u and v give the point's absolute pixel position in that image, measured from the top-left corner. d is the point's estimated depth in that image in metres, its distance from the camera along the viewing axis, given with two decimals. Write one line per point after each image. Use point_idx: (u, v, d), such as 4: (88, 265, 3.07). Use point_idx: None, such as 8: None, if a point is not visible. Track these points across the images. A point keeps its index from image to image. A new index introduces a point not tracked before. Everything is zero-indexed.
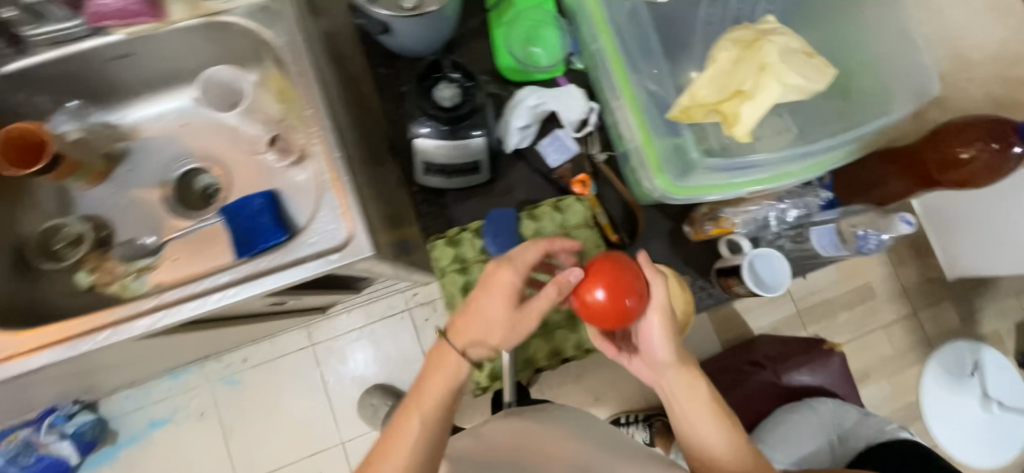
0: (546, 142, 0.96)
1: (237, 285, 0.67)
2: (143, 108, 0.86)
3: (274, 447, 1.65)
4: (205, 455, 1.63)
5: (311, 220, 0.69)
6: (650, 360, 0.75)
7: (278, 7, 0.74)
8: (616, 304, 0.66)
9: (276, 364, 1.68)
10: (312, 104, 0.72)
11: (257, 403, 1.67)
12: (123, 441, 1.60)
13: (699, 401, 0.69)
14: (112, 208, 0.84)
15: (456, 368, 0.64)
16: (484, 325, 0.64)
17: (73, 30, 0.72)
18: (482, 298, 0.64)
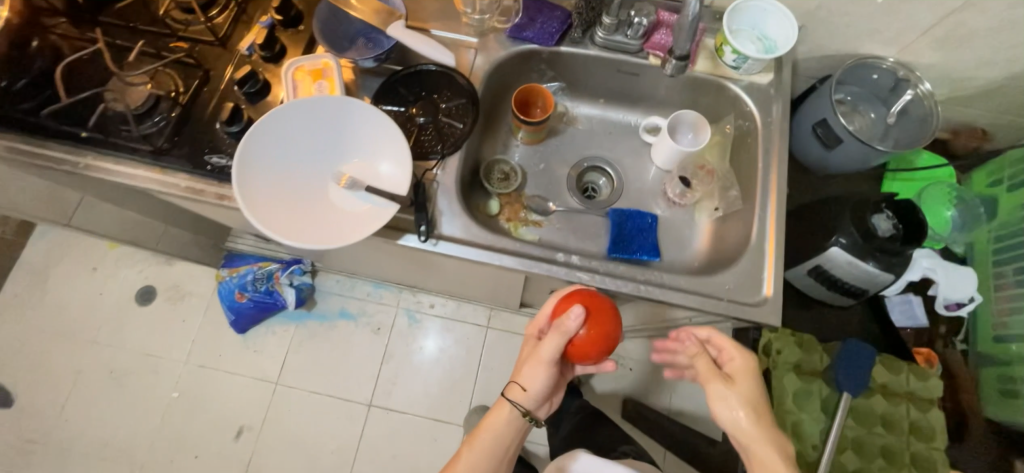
0: (899, 301, 0.96)
1: (659, 286, 0.77)
2: (590, 106, 1.05)
3: (412, 395, 1.70)
4: (360, 364, 1.73)
5: (735, 268, 0.78)
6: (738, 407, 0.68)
7: (772, 95, 0.88)
8: (590, 327, 0.72)
9: (454, 325, 1.77)
10: (768, 178, 0.85)
11: (420, 346, 1.75)
12: (314, 313, 1.76)
13: (749, 420, 0.66)
14: (532, 165, 1.03)
15: (507, 421, 0.79)
16: (532, 364, 0.78)
17: (628, 44, 0.89)
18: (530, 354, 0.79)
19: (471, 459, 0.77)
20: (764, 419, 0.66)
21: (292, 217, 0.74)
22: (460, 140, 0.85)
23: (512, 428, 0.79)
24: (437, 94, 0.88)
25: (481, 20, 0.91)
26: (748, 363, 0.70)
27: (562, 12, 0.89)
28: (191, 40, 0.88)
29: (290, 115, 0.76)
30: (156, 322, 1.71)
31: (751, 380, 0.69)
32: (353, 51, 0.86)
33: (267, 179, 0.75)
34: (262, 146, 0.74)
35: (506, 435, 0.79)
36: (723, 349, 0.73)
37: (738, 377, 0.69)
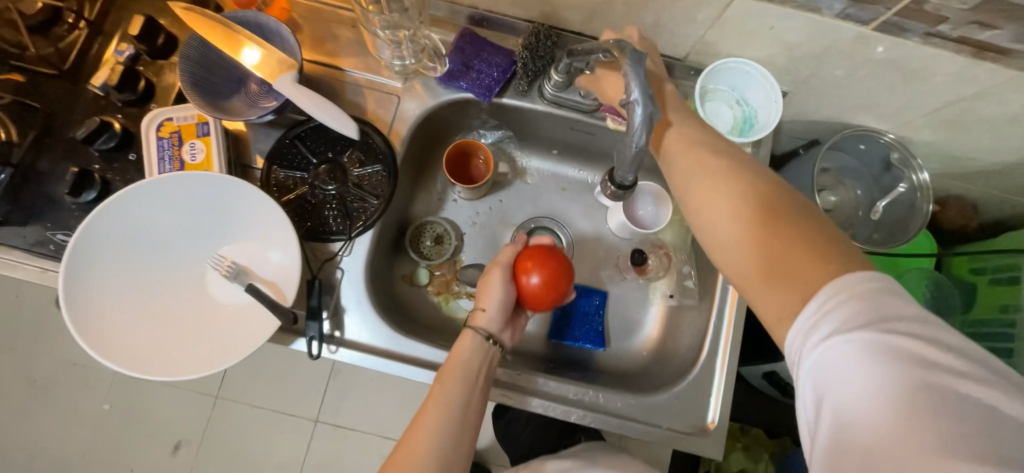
0: None
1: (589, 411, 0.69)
2: (542, 159, 0.90)
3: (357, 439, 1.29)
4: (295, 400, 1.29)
5: (676, 388, 0.70)
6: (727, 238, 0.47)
7: None
8: (548, 280, 0.66)
9: None
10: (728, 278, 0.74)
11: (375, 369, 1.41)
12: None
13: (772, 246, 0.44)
14: (470, 225, 0.89)
15: (468, 352, 0.65)
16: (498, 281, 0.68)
17: (581, 104, 0.74)
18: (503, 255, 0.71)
19: (427, 424, 0.57)
20: (747, 216, 0.46)
21: (159, 337, 0.61)
22: (371, 218, 0.71)
23: (478, 365, 0.64)
24: (346, 156, 0.72)
25: (403, 66, 0.73)
26: (702, 140, 0.54)
27: (505, 58, 0.73)
28: (28, 71, 0.69)
29: (132, 203, 0.61)
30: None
31: (743, 197, 0.47)
32: (240, 100, 0.69)
33: (118, 291, 0.61)
34: (102, 250, 0.60)
35: (468, 365, 0.63)
36: (705, 230, 0.50)
37: (719, 240, 0.48)
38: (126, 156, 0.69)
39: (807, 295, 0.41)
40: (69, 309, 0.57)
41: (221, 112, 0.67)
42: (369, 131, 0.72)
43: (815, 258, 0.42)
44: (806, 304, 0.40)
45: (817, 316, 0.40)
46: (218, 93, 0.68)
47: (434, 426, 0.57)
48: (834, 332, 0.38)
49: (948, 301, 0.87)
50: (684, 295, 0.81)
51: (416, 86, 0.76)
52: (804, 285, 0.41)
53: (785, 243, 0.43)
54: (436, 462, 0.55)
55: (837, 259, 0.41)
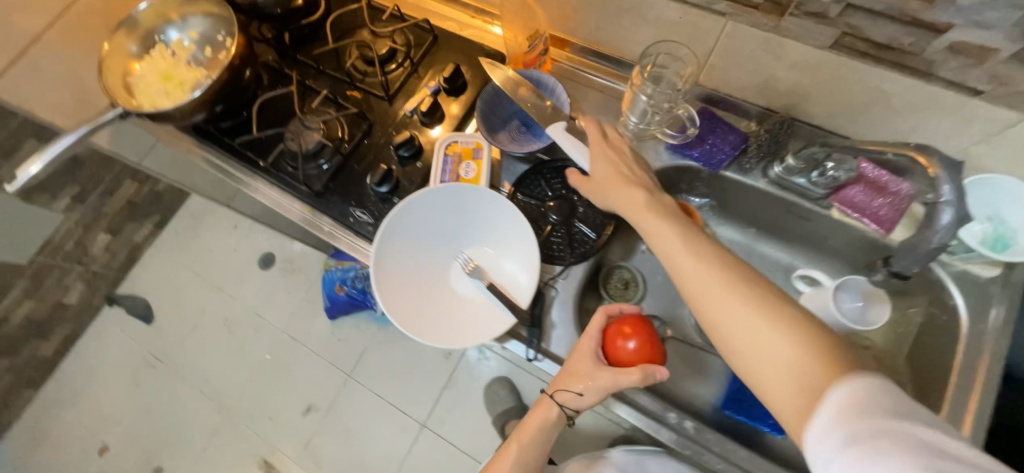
0: None
1: None
2: (737, 232, 0.93)
3: None
4: None
5: None
6: (762, 336, 0.51)
7: (995, 292, 0.70)
8: (632, 358, 0.67)
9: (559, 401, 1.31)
10: (964, 398, 0.66)
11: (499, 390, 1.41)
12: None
13: (783, 358, 0.49)
14: (653, 275, 0.94)
15: (546, 413, 0.73)
16: (582, 354, 0.69)
17: (806, 187, 0.77)
18: (577, 358, 0.70)
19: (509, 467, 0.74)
20: (790, 337, 0.49)
21: (458, 327, 0.76)
22: (589, 252, 0.80)
23: (543, 437, 0.75)
24: (577, 195, 0.84)
25: (642, 129, 0.83)
26: (762, 307, 0.52)
27: (738, 136, 0.80)
28: (365, 91, 0.94)
29: (386, 237, 0.76)
30: (264, 287, 1.69)
31: (786, 331, 0.50)
32: (506, 134, 0.87)
33: (406, 298, 0.76)
34: (386, 273, 0.76)
35: (545, 423, 0.74)
36: (759, 350, 0.51)
37: (764, 365, 0.50)
38: (415, 163, 0.88)
39: (785, 367, 0.49)
40: (376, 281, 0.74)
41: (494, 142, 0.85)
42: None
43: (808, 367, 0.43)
44: (788, 326, 0.50)
45: (804, 351, 0.48)
46: (492, 125, 0.86)
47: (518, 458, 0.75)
48: (830, 385, 0.44)
49: None
50: None
51: (647, 148, 0.86)
52: (786, 334, 0.50)
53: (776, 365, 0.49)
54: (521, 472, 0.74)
55: (788, 339, 0.50)
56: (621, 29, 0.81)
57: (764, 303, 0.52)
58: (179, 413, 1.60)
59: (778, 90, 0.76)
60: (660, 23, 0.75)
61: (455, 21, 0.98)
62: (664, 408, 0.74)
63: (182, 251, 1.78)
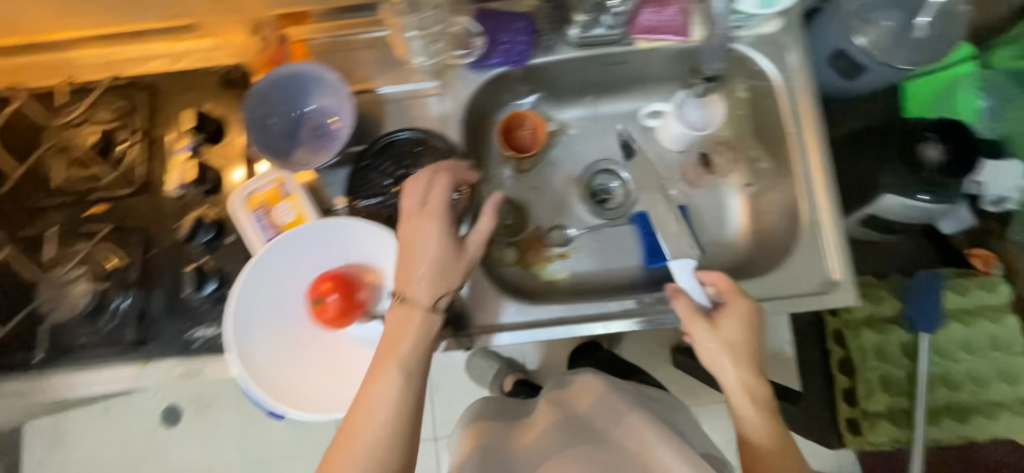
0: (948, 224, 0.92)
1: None
2: (577, 108, 0.91)
3: None
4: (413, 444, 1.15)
5: (789, 260, 0.73)
6: (721, 344, 0.65)
7: (786, 40, 0.77)
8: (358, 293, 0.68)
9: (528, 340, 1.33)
10: (804, 144, 0.76)
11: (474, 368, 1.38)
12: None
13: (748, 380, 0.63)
14: (531, 192, 0.91)
15: (407, 324, 0.58)
16: (432, 268, 0.59)
17: (609, 36, 0.76)
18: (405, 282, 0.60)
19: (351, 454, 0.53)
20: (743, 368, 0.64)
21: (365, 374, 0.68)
22: (461, 215, 0.74)
23: (422, 359, 0.58)
24: (416, 166, 0.75)
25: (433, 63, 0.75)
26: (738, 346, 0.64)
27: (525, 21, 0.75)
28: (108, 198, 0.72)
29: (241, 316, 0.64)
30: None
31: (734, 325, 0.65)
32: (305, 149, 0.72)
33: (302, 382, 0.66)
34: (263, 372, 0.64)
35: (415, 343, 0.58)
36: (711, 357, 0.66)
37: (735, 394, 0.64)
38: (224, 239, 0.72)
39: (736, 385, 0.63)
40: (254, 388, 0.63)
41: (297, 167, 0.70)
42: (427, 136, 0.76)
43: (761, 405, 0.63)
44: (752, 376, 0.64)
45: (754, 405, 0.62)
46: (280, 149, 0.71)
47: (393, 333, 0.58)
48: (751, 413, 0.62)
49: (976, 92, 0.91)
50: (762, 178, 0.83)
51: (451, 79, 0.78)
52: (756, 384, 0.64)
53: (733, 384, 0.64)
54: (386, 428, 0.54)
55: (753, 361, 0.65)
56: None
57: (736, 310, 0.66)
58: None
59: None
60: None
61: (162, 57, 0.77)
62: (607, 303, 0.77)
63: None
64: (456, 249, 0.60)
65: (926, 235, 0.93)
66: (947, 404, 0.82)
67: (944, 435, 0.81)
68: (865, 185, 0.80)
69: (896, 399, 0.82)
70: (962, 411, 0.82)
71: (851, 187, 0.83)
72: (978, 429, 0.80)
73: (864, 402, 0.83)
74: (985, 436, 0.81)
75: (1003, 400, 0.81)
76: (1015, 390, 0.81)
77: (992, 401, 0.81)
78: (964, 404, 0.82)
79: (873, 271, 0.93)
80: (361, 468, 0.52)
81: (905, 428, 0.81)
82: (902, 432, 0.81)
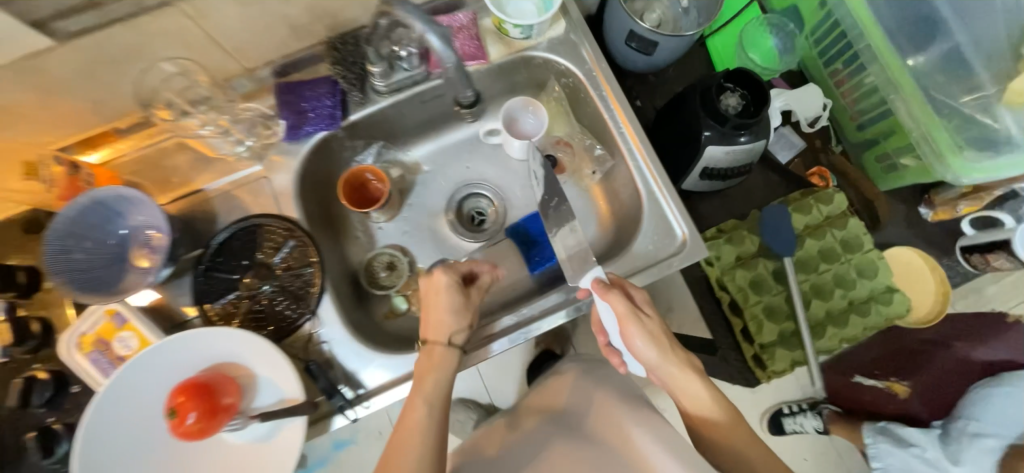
0: (783, 153, 1.01)
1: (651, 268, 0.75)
2: (422, 146, 0.94)
3: None
4: None
5: (640, 232, 0.77)
6: (654, 335, 0.67)
7: (575, 38, 0.83)
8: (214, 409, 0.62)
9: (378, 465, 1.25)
10: (618, 122, 0.81)
11: None
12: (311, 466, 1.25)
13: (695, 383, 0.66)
14: (403, 237, 0.92)
15: (439, 356, 0.66)
16: (444, 372, 0.66)
17: (413, 76, 0.78)
18: (431, 328, 0.68)
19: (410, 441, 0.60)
20: (696, 379, 0.66)
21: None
22: (318, 286, 0.73)
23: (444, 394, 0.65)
24: (260, 251, 0.74)
25: (251, 147, 0.76)
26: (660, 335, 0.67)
27: (328, 85, 0.76)
28: None
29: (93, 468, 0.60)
30: None
31: (670, 357, 0.66)
32: (134, 273, 0.69)
33: None
34: None
35: (447, 369, 0.66)
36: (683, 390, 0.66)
37: (703, 411, 0.65)
38: (68, 391, 0.67)
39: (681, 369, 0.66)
40: None
41: (122, 296, 0.66)
42: (261, 220, 0.74)
43: (721, 406, 0.65)
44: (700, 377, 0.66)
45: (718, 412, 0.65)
46: (109, 283, 0.68)
47: (431, 332, 0.68)
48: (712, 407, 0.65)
49: (765, 33, 1.03)
50: (603, 163, 0.87)
51: (273, 157, 0.77)
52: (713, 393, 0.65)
53: (702, 408, 0.65)
54: (415, 447, 0.59)
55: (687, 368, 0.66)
56: (114, 87, 0.66)
57: (659, 337, 0.67)
58: None
59: (304, 24, 0.71)
60: (134, 55, 0.63)
61: None
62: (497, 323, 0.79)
63: None
64: (455, 311, 0.68)
65: (770, 166, 1.01)
66: (824, 314, 0.88)
67: (827, 342, 0.87)
68: (689, 144, 0.87)
69: (781, 323, 0.87)
70: (839, 315, 0.88)
71: (682, 149, 0.90)
72: (854, 328, 0.87)
73: (757, 336, 0.87)
74: (861, 333, 0.87)
75: (867, 294, 0.88)
76: (874, 283, 0.89)
77: (860, 299, 0.88)
78: (838, 309, 0.88)
79: (737, 212, 1.00)
80: None
81: (797, 350, 0.86)
82: (795, 353, 0.86)
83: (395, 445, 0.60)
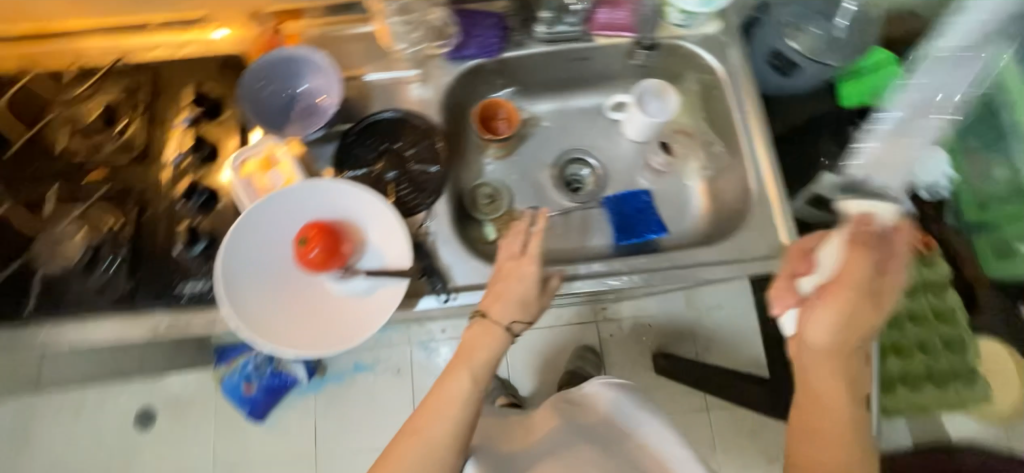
0: None
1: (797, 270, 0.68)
2: (547, 102, 1.00)
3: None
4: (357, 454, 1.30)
5: (743, 228, 0.80)
6: (822, 329, 0.59)
7: (727, 40, 0.88)
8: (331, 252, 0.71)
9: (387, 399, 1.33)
10: (748, 126, 0.85)
11: None
12: (329, 376, 1.34)
13: (829, 378, 0.60)
14: (508, 178, 0.99)
15: (496, 340, 0.67)
16: (497, 346, 0.67)
17: (572, 33, 0.87)
18: (500, 304, 0.69)
19: (439, 408, 0.63)
20: (845, 368, 0.60)
21: (340, 315, 0.73)
22: (439, 184, 0.81)
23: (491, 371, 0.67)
24: (399, 141, 0.83)
25: (417, 50, 0.84)
26: (838, 344, 0.60)
27: (496, 19, 0.86)
28: (109, 164, 0.79)
29: (229, 266, 0.70)
30: (165, 446, 1.30)
31: (843, 360, 0.60)
32: (296, 126, 0.80)
33: (284, 327, 0.71)
34: (248, 314, 0.69)
35: (495, 353, 0.67)
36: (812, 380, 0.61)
37: (821, 392, 0.61)
38: (218, 203, 0.78)
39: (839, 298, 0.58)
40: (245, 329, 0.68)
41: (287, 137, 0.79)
42: (408, 115, 0.84)
43: (834, 407, 0.60)
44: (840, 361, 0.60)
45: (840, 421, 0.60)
46: (276, 125, 0.80)
47: (503, 310, 0.68)
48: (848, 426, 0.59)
49: None
50: (717, 163, 0.91)
51: (431, 68, 0.87)
52: (845, 367, 0.60)
53: (823, 409, 0.60)
54: (455, 424, 0.63)
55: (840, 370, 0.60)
56: None
57: (840, 349, 0.60)
58: None
59: None
60: None
61: (167, 44, 0.85)
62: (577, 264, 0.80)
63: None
64: (528, 285, 0.69)
65: None
66: (900, 372, 0.86)
67: (895, 401, 0.85)
68: None
69: None
70: (914, 378, 0.86)
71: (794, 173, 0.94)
72: (926, 395, 0.85)
73: None
74: (932, 402, 0.85)
75: (948, 367, 0.86)
76: (957, 357, 0.86)
77: (940, 369, 0.86)
78: (915, 372, 0.86)
79: None
80: (422, 452, 0.61)
81: None
82: None
83: (444, 405, 0.63)
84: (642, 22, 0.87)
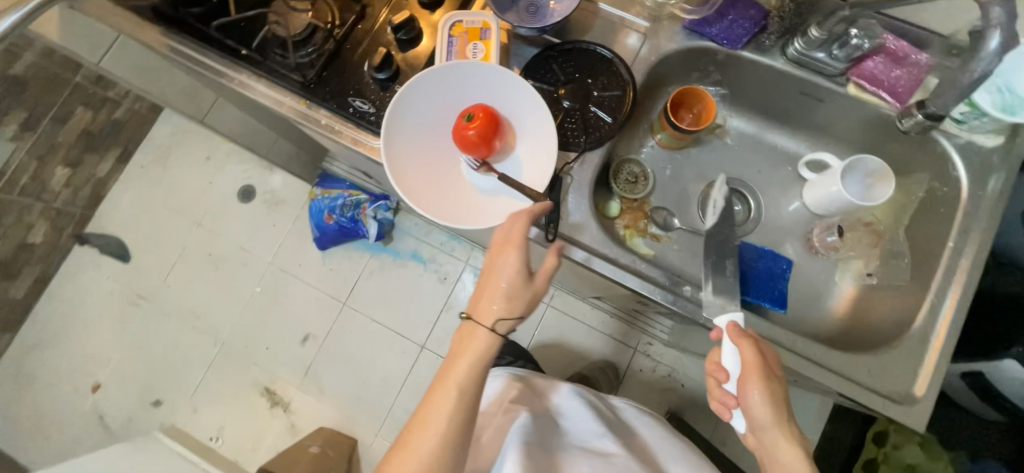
0: None
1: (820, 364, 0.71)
2: (744, 121, 0.92)
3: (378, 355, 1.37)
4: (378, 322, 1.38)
5: (882, 353, 0.70)
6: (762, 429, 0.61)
7: (995, 161, 0.73)
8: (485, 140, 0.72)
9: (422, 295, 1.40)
10: (957, 261, 0.72)
11: None
12: (392, 246, 1.43)
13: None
14: (660, 170, 0.94)
15: (480, 339, 0.65)
16: (478, 348, 0.65)
17: (828, 65, 0.76)
18: (485, 304, 0.65)
19: (442, 399, 0.63)
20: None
21: (464, 201, 0.76)
22: (605, 137, 0.79)
23: (485, 356, 0.65)
24: (592, 78, 0.81)
25: (661, 5, 0.81)
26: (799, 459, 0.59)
27: (758, 12, 0.79)
28: None
29: (400, 105, 0.74)
30: (251, 222, 1.47)
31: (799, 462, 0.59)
32: (514, 15, 0.81)
33: (416, 182, 0.75)
34: (394, 154, 0.74)
35: (482, 349, 0.65)
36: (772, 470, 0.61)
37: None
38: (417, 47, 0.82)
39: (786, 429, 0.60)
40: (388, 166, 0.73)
41: (503, 19, 0.79)
42: (615, 59, 0.81)
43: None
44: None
45: None
46: (500, 6, 0.81)
47: (491, 289, 0.65)
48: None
49: None
50: (890, 275, 0.80)
51: (663, 27, 0.82)
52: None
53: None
54: (454, 418, 0.63)
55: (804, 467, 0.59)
56: None
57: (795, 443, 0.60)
58: (179, 345, 1.41)
59: None
60: None
61: None
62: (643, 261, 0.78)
63: (149, 177, 1.51)
64: (515, 274, 0.64)
65: None
66: None
67: None
68: None
69: None
70: None
71: None
72: None
73: None
74: None
75: None
76: None
77: None
78: None
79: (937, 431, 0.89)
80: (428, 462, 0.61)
81: None
82: None
83: (442, 396, 0.64)
84: (943, 91, 0.67)
